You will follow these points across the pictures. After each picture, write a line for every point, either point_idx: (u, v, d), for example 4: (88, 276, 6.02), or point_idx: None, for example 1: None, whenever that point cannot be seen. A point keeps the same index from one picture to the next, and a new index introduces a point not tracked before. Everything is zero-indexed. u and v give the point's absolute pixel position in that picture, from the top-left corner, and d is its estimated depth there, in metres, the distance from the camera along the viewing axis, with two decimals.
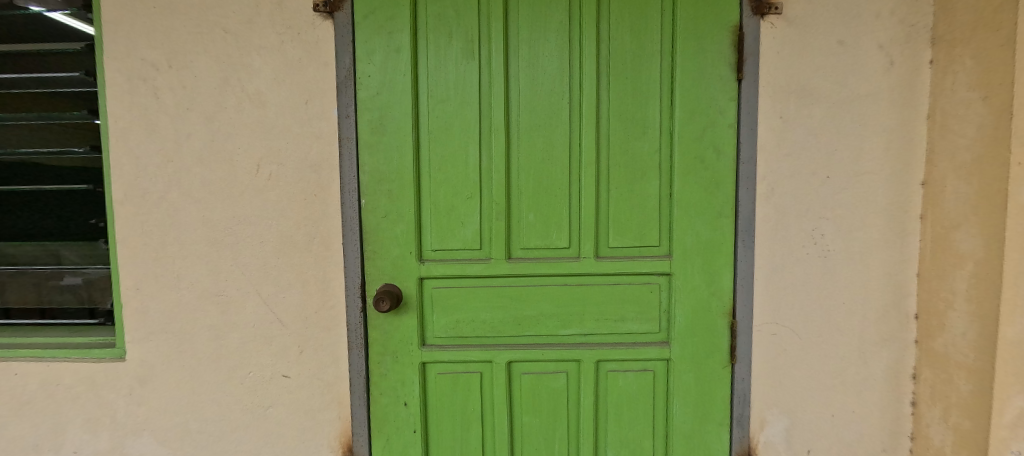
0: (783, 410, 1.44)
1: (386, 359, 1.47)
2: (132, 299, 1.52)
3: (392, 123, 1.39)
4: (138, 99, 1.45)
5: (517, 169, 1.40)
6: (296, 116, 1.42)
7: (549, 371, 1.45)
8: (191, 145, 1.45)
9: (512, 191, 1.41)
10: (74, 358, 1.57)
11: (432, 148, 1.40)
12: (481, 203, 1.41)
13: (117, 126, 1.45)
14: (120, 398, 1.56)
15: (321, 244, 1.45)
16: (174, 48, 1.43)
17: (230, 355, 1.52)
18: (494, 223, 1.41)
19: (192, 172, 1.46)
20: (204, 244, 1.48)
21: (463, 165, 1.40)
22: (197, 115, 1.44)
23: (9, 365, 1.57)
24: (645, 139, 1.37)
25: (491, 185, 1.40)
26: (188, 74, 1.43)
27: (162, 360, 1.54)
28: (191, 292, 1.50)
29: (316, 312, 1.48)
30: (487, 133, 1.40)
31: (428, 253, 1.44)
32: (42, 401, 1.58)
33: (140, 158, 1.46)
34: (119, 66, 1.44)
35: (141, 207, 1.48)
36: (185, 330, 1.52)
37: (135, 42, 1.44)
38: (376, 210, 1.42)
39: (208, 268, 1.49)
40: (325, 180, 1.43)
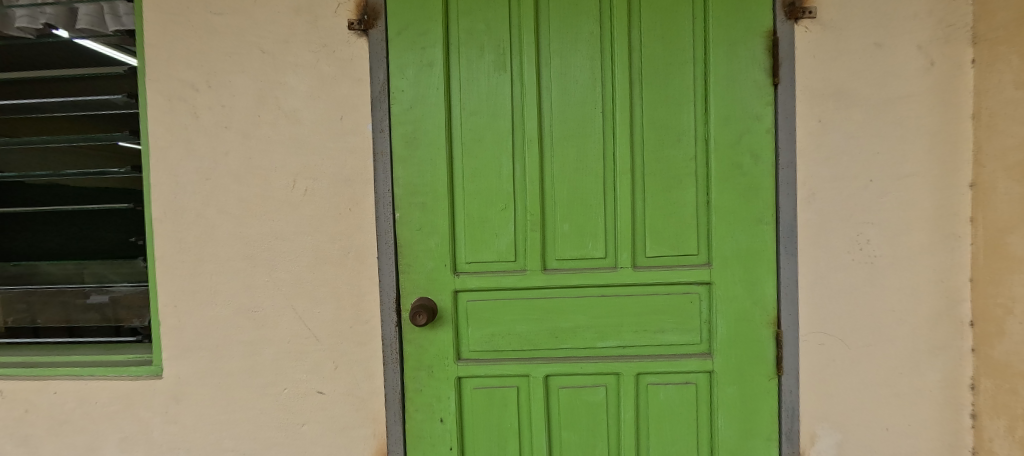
0: (834, 424, 1.38)
1: (421, 374, 1.46)
2: (171, 316, 1.58)
3: (426, 136, 1.41)
4: (177, 118, 1.54)
5: (551, 178, 1.39)
6: (331, 132, 1.46)
7: (587, 384, 1.42)
8: (229, 163, 1.53)
9: (546, 200, 1.40)
10: (113, 376, 1.61)
11: (465, 160, 1.41)
12: (515, 213, 1.41)
13: (157, 146, 1.54)
14: (156, 417, 1.61)
15: (355, 258, 1.48)
16: (213, 68, 1.51)
17: (263, 372, 1.56)
18: (529, 232, 1.40)
19: (228, 188, 1.53)
20: (240, 260, 1.55)
21: (496, 176, 1.40)
22: (234, 132, 1.52)
23: (49, 384, 1.63)
24: (680, 146, 1.36)
25: (524, 195, 1.40)
26: (226, 93, 1.51)
27: (199, 378, 1.58)
28: (227, 308, 1.56)
29: (350, 327, 1.50)
30: (520, 143, 1.39)
31: (462, 266, 1.43)
32: (80, 420, 1.63)
33: (183, 177, 1.54)
34: (160, 87, 1.53)
35: (178, 224, 1.56)
36: (219, 347, 1.57)
37: (175, 64, 1.53)
38: (411, 223, 1.43)
39: (243, 284, 1.55)
40: (359, 195, 1.46)
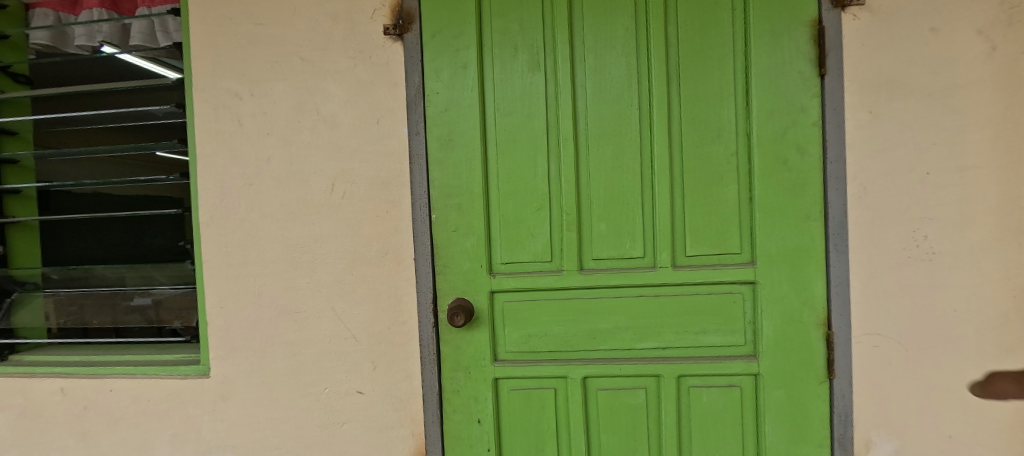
0: (891, 431, 1.31)
1: (458, 374, 1.47)
2: (218, 317, 1.67)
3: (460, 137, 1.42)
4: (222, 126, 1.61)
5: (586, 178, 1.38)
6: (368, 135, 1.49)
7: (626, 386, 1.39)
8: (271, 168, 1.58)
9: (582, 201, 1.39)
10: (165, 375, 1.75)
11: (500, 161, 1.41)
12: (550, 214, 1.40)
13: (205, 155, 1.62)
14: (204, 415, 1.73)
15: (392, 259, 1.50)
16: (255, 77, 1.57)
17: (306, 371, 1.62)
18: (564, 233, 1.39)
19: (271, 193, 1.59)
20: (283, 262, 1.60)
21: (531, 176, 1.40)
22: (276, 139, 1.57)
23: (107, 382, 1.79)
24: (720, 142, 1.32)
25: (560, 196, 1.39)
26: (268, 101, 1.57)
27: (245, 378, 1.67)
28: (271, 309, 1.63)
29: (389, 327, 1.53)
30: (555, 143, 1.39)
31: (498, 267, 1.44)
32: (136, 417, 1.78)
33: (231, 183, 1.61)
34: (206, 97, 1.60)
35: (225, 228, 1.63)
36: (264, 347, 1.65)
37: (220, 75, 1.60)
38: (446, 225, 1.44)
39: (285, 286, 1.61)
40: (396, 197, 1.48)
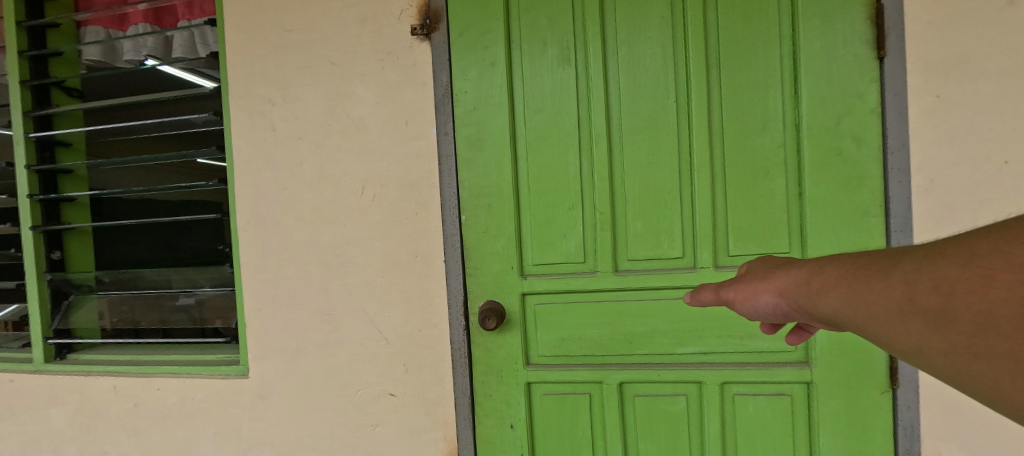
0: (964, 447, 1.19)
1: (490, 378, 1.44)
2: (255, 318, 1.72)
3: (489, 137, 1.39)
4: (257, 132, 1.65)
5: (620, 173, 1.32)
6: (397, 137, 1.49)
7: (666, 393, 1.33)
8: (304, 172, 1.62)
9: (615, 197, 1.33)
10: (206, 375, 1.84)
11: (530, 160, 1.37)
12: (582, 212, 1.35)
13: (241, 160, 1.67)
14: (244, 413, 1.78)
15: (423, 261, 1.49)
16: (287, 83, 1.61)
17: (340, 372, 1.64)
18: (598, 231, 1.34)
19: (304, 195, 1.63)
20: (315, 265, 1.64)
21: (563, 174, 1.35)
22: (308, 142, 1.60)
23: (154, 381, 1.90)
24: (765, 133, 1.24)
25: (592, 192, 1.34)
26: (299, 106, 1.61)
27: (282, 378, 1.71)
28: (305, 311, 1.67)
29: (420, 330, 1.52)
30: (587, 140, 1.34)
31: (529, 268, 1.40)
32: (180, 414, 1.88)
33: (266, 187, 1.66)
34: (241, 104, 1.66)
35: (260, 232, 1.67)
36: (299, 348, 1.69)
37: (254, 81, 1.64)
38: (476, 226, 1.42)
39: (318, 289, 1.64)
40: (426, 199, 1.47)
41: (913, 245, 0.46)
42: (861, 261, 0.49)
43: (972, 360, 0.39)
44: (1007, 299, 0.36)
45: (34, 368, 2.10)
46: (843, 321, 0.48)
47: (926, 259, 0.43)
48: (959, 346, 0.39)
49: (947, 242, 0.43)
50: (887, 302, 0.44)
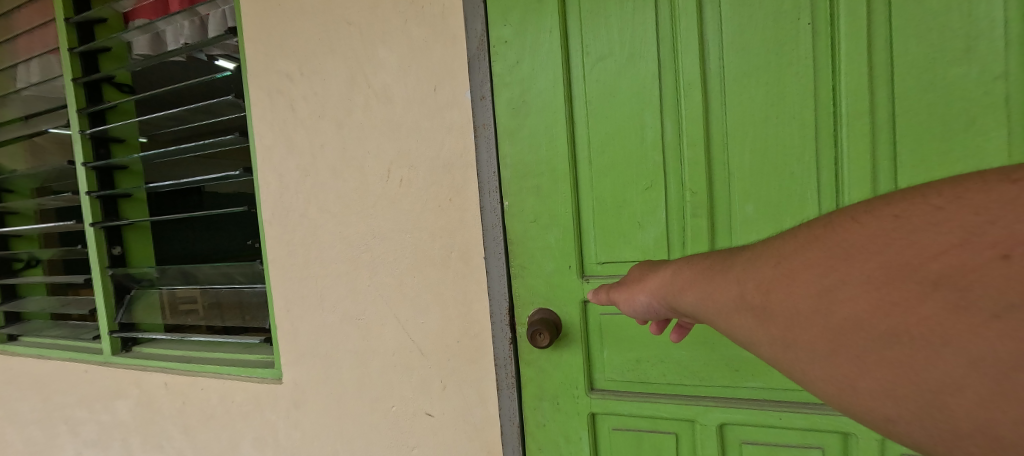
0: None
1: (543, 404, 1.25)
2: (285, 320, 1.75)
3: (537, 100, 1.16)
4: (279, 113, 1.67)
5: (729, 131, 1.04)
6: (426, 108, 1.27)
7: (791, 444, 1.05)
8: (325, 155, 1.59)
9: (717, 166, 1.06)
10: (244, 377, 1.86)
11: (592, 125, 1.13)
12: (672, 186, 1.09)
13: (264, 144, 1.71)
14: (280, 419, 1.79)
15: (460, 258, 1.28)
16: (304, 57, 1.57)
17: (373, 384, 1.58)
18: (688, 213, 1.08)
19: (326, 184, 1.60)
20: (344, 262, 1.59)
21: (638, 143, 1.10)
22: (329, 122, 1.55)
23: (198, 381, 1.96)
24: (965, 59, 0.88)
25: (687, 160, 1.07)
26: (318, 79, 1.56)
27: (316, 386, 1.70)
28: (337, 314, 1.64)
29: (458, 341, 1.32)
30: (680, 91, 1.06)
31: (591, 268, 1.18)
32: (222, 416, 1.93)
33: (290, 178, 1.67)
34: (261, 83, 1.68)
35: (286, 223, 1.70)
36: (331, 354, 1.67)
37: (272, 58, 1.64)
38: (523, 214, 1.20)
39: (349, 288, 1.59)
40: (460, 183, 1.25)
41: (737, 253, 0.60)
42: (712, 262, 0.62)
43: (784, 345, 0.49)
44: (793, 293, 0.48)
45: (102, 361, 2.20)
46: (700, 313, 0.61)
47: (748, 260, 0.56)
48: (771, 332, 0.50)
49: (763, 245, 0.56)
50: (726, 296, 0.56)
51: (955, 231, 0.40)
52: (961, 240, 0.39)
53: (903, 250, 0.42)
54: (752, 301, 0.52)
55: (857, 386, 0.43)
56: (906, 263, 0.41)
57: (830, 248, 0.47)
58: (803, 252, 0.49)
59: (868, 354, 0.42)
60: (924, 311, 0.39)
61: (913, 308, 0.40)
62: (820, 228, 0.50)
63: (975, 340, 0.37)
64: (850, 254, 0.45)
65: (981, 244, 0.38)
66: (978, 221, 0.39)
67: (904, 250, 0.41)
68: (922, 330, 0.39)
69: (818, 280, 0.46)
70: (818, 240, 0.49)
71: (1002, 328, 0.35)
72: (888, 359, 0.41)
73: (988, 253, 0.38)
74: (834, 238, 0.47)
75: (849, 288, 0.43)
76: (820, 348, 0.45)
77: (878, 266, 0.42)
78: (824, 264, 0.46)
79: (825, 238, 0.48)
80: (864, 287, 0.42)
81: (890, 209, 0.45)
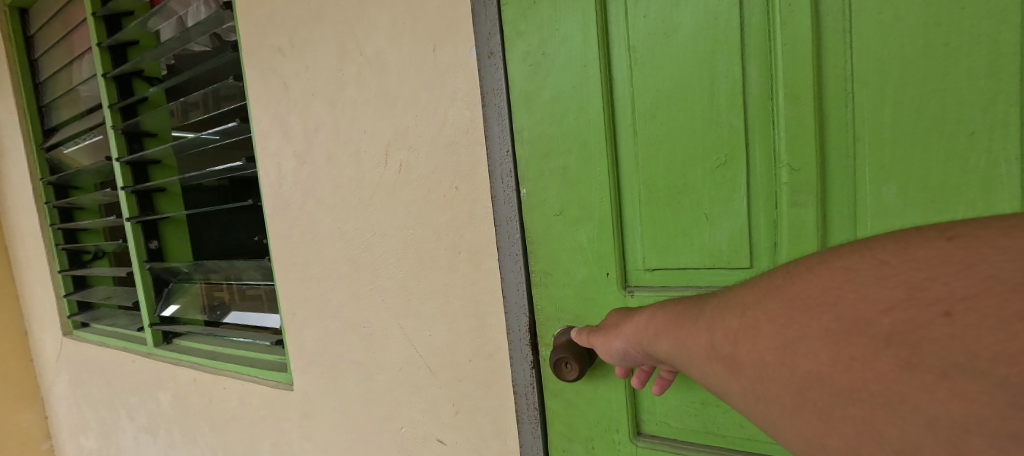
0: None
1: (575, 446, 1.04)
2: (292, 323, 1.60)
3: (560, 58, 0.92)
4: (273, 94, 1.49)
5: (858, 70, 0.73)
6: (423, 76, 1.08)
7: None
8: (320, 140, 1.38)
9: (830, 125, 0.76)
10: (261, 379, 1.81)
11: (640, 84, 0.87)
12: (759, 157, 0.81)
13: (261, 130, 1.55)
14: (294, 430, 1.69)
15: (469, 261, 1.09)
16: (294, 27, 1.39)
17: (379, 402, 1.37)
18: (778, 195, 0.80)
19: (322, 173, 1.39)
20: (343, 263, 1.38)
21: (707, 101, 0.82)
22: (321, 100, 1.36)
23: (221, 380, 1.95)
24: None
25: (783, 120, 0.78)
26: (308, 50, 1.36)
27: (323, 397, 1.54)
28: (339, 321, 1.44)
29: (470, 360, 1.13)
30: (778, 27, 0.77)
31: (637, 277, 0.94)
32: (242, 419, 1.90)
33: (288, 168, 1.49)
34: (255, 61, 1.52)
35: (286, 219, 1.54)
36: (336, 365, 1.48)
37: (265, 32, 1.47)
38: (546, 206, 0.99)
39: (350, 293, 1.39)
40: (468, 166, 1.04)
41: (707, 299, 0.68)
42: (683, 310, 0.71)
43: (754, 396, 0.56)
44: (759, 343, 0.56)
45: (148, 351, 2.39)
46: (673, 357, 0.70)
47: (715, 310, 0.64)
48: (742, 383, 0.58)
49: (730, 295, 0.64)
50: (697, 343, 0.65)
51: (901, 287, 0.46)
52: (908, 295, 0.45)
53: (854, 303, 0.48)
54: (722, 349, 0.61)
55: (823, 441, 0.48)
56: (860, 318, 0.47)
57: (791, 300, 0.54)
58: (766, 303, 0.57)
59: (832, 411, 0.47)
60: (879, 368, 0.44)
61: (867, 363, 0.45)
62: (778, 279, 0.59)
63: (932, 402, 0.40)
64: (808, 305, 0.52)
65: (927, 300, 0.44)
66: (921, 278, 0.45)
67: (856, 303, 0.48)
68: (879, 388, 0.43)
69: (779, 331, 0.54)
70: (779, 290, 0.57)
71: (950, 387, 0.40)
72: (852, 418, 0.45)
73: (932, 311, 0.43)
74: (794, 288, 0.55)
75: (807, 342, 0.50)
76: (787, 400, 0.51)
77: (834, 320, 0.49)
78: (784, 317, 0.54)
79: (781, 289, 0.57)
80: (823, 341, 0.49)
81: (843, 262, 0.52)
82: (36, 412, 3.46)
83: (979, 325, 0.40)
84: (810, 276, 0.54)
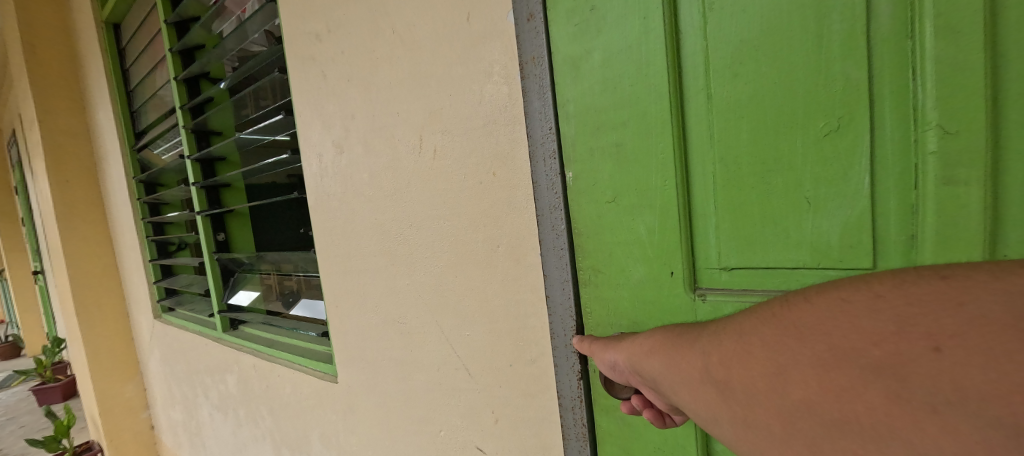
0: None
1: None
2: (335, 316, 1.56)
3: (614, 19, 0.80)
4: (312, 82, 1.44)
5: None
6: (457, 50, 1.00)
7: None
8: (357, 127, 1.31)
9: (1007, 65, 0.57)
10: (310, 369, 1.80)
11: (720, 40, 0.72)
12: (888, 118, 0.63)
13: (302, 120, 1.51)
14: (339, 423, 1.66)
15: (508, 255, 0.99)
16: (329, 9, 1.32)
17: (419, 402, 1.29)
18: (918, 167, 0.62)
19: (359, 162, 1.32)
20: (381, 256, 1.31)
21: (812, 48, 0.66)
22: (357, 85, 1.28)
23: (275, 368, 1.97)
24: None
25: (930, 65, 0.60)
26: (343, 32, 1.29)
27: (365, 393, 1.49)
28: (378, 316, 1.38)
29: (511, 365, 1.03)
30: None
31: (710, 277, 0.79)
32: (294, 408, 1.90)
33: (328, 158, 1.44)
34: (295, 49, 1.48)
35: (327, 210, 1.49)
36: (376, 361, 1.42)
37: (303, 17, 1.42)
38: (596, 192, 0.86)
39: (388, 288, 1.32)
40: (507, 149, 0.95)
41: (701, 326, 0.75)
42: (677, 332, 0.77)
43: (744, 420, 0.65)
44: (751, 369, 0.64)
45: (218, 336, 2.49)
46: (665, 377, 0.75)
47: (710, 335, 0.71)
48: (734, 407, 0.66)
49: (723, 322, 0.71)
50: (690, 366, 0.71)
51: (891, 320, 0.54)
52: (897, 329, 0.53)
53: (846, 335, 0.56)
54: (715, 373, 0.68)
55: None
56: (852, 348, 0.56)
57: (785, 331, 0.62)
58: (761, 330, 0.64)
59: (815, 436, 0.57)
60: (869, 400, 0.53)
61: (856, 393, 0.54)
62: (771, 308, 0.65)
63: (923, 438, 0.50)
64: (803, 335, 0.60)
65: (918, 335, 0.52)
66: (913, 314, 0.53)
67: (850, 335, 0.56)
68: (868, 421, 0.53)
69: (773, 358, 0.62)
70: (773, 319, 0.64)
71: (940, 423, 0.49)
72: (841, 448, 0.55)
73: (924, 346, 0.51)
74: (790, 317, 0.62)
75: (800, 368, 0.59)
76: (777, 423, 0.61)
77: (827, 350, 0.57)
78: (777, 345, 0.62)
79: (773, 318, 0.64)
80: (818, 369, 0.57)
81: (837, 293, 0.60)
82: (137, 383, 3.74)
83: (967, 363, 0.49)
84: (794, 310, 0.62)
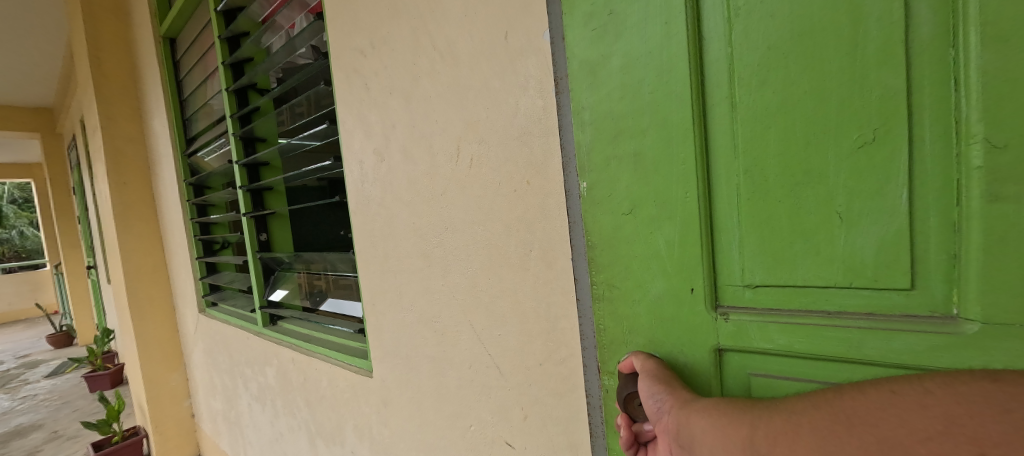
0: None
1: None
2: (372, 313, 1.64)
3: (641, 39, 0.83)
4: (355, 93, 1.52)
5: None
6: (495, 65, 1.05)
7: None
8: (397, 136, 1.38)
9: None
10: (345, 364, 1.89)
11: (747, 60, 0.75)
12: (928, 133, 0.64)
13: (345, 128, 1.60)
14: (373, 416, 1.73)
15: (541, 260, 1.04)
16: (374, 25, 1.40)
17: (451, 397, 1.34)
18: (959, 182, 0.63)
19: (398, 168, 1.40)
20: (418, 257, 1.38)
21: (849, 63, 0.67)
22: (398, 97, 1.35)
23: (313, 362, 2.07)
24: None
25: (972, 82, 0.61)
26: (386, 47, 1.37)
27: (399, 387, 1.56)
28: (413, 314, 1.45)
29: (541, 364, 1.07)
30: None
31: (734, 289, 0.81)
32: (330, 400, 1.99)
33: (369, 164, 1.52)
34: (340, 63, 1.57)
35: (367, 214, 1.57)
36: (410, 357, 1.48)
37: (348, 33, 1.51)
38: (614, 203, 0.90)
39: (423, 288, 1.38)
40: (542, 158, 1.00)
41: (753, 400, 0.75)
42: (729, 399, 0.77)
43: None
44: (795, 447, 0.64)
45: (257, 330, 2.63)
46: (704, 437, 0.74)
47: (764, 410, 0.71)
48: None
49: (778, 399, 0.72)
50: (736, 433, 0.71)
51: (940, 417, 0.55)
52: (944, 428, 0.54)
53: (895, 427, 0.57)
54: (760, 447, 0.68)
55: None
56: (900, 441, 0.56)
57: (836, 415, 0.63)
58: (814, 413, 0.65)
59: None
60: None
61: None
62: (826, 394, 0.66)
63: None
64: (852, 424, 0.60)
65: (962, 436, 0.53)
66: (960, 413, 0.54)
67: (898, 428, 0.57)
68: None
69: (819, 442, 0.62)
70: (827, 403, 0.65)
71: None
72: None
73: (966, 448, 0.52)
74: (845, 408, 0.62)
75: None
76: None
77: (875, 442, 0.57)
78: (826, 427, 0.62)
79: (826, 403, 0.65)
80: None
81: (887, 385, 0.61)
82: (182, 373, 3.97)
83: None
84: (848, 398, 0.63)
